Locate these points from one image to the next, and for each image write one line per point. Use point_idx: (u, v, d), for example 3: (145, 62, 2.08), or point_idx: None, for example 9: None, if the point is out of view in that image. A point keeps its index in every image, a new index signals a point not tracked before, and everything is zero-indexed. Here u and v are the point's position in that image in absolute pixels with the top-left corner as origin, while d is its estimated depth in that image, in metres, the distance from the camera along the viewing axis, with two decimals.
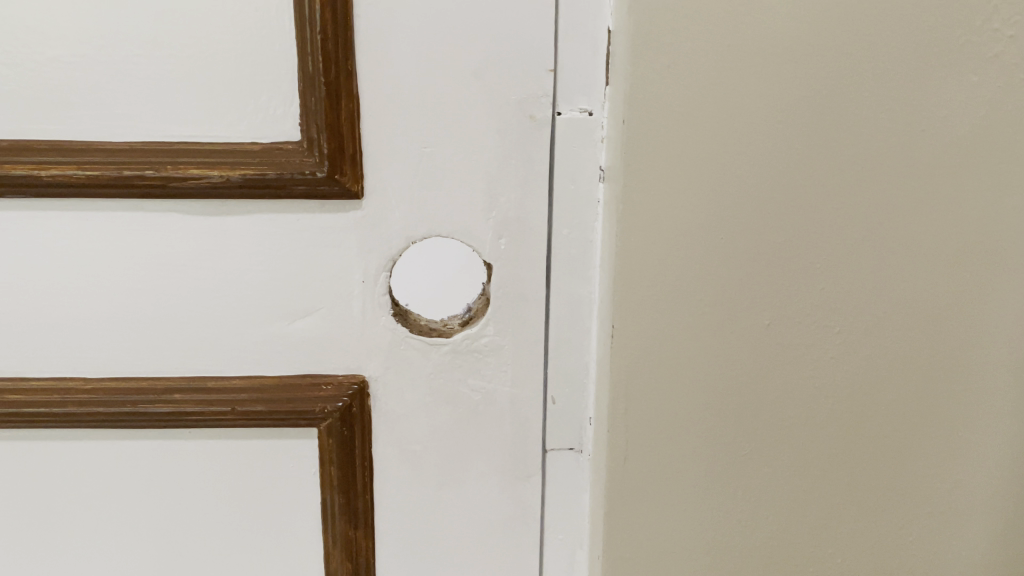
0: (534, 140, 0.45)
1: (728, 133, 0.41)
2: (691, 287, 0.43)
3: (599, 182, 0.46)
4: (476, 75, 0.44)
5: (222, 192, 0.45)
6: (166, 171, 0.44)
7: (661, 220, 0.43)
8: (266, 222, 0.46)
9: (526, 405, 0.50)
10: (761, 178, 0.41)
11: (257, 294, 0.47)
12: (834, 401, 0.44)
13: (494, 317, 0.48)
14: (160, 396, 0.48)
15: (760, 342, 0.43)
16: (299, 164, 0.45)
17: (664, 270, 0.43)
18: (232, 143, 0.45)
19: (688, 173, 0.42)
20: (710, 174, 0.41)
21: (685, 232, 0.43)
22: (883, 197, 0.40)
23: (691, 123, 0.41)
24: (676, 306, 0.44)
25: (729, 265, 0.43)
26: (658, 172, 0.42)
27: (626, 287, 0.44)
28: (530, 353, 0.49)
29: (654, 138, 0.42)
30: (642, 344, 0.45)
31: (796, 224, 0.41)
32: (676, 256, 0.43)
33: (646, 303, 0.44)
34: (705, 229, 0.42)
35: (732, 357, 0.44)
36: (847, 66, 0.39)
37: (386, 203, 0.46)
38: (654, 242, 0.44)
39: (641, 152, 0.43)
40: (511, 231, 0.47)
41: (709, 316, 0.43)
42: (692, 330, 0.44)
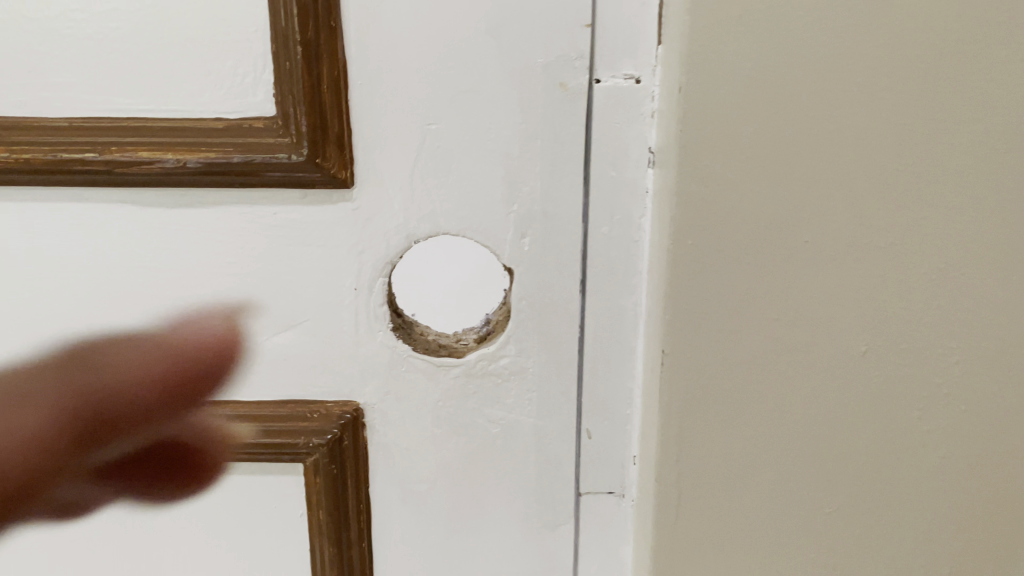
0: (566, 115, 0.36)
1: (817, 104, 0.31)
2: (765, 302, 0.34)
3: (648, 167, 0.37)
4: (491, 32, 0.35)
5: (181, 179, 0.36)
6: (110, 153, 0.36)
7: (727, 218, 0.33)
8: (237, 216, 0.37)
9: (555, 439, 0.41)
10: (861, 165, 0.32)
11: (229, 304, 0.39)
12: (949, 456, 0.34)
13: (516, 334, 0.39)
14: (116, 424, 0.40)
15: (856, 375, 0.34)
16: (271, 145, 0.36)
17: (732, 280, 0.34)
18: (190, 119, 0.36)
19: (763, 158, 0.32)
20: (794, 158, 0.32)
21: (759, 232, 0.33)
22: (1006, 191, 0.31)
23: (768, 94, 0.31)
24: (743, 326, 0.34)
25: (814, 276, 0.33)
26: (724, 155, 0.33)
27: (678, 298, 0.35)
28: (559, 377, 0.40)
29: (717, 110, 0.32)
30: (700, 372, 0.36)
31: (907, 224, 0.32)
32: (745, 262, 0.34)
33: (706, 319, 0.35)
34: (786, 228, 0.33)
35: (817, 391, 0.35)
36: (973, 13, 0.30)
37: (382, 195, 0.37)
38: (720, 245, 0.34)
39: (704, 126, 0.33)
40: (537, 228, 0.38)
41: (789, 340, 0.34)
42: (766, 357, 0.35)
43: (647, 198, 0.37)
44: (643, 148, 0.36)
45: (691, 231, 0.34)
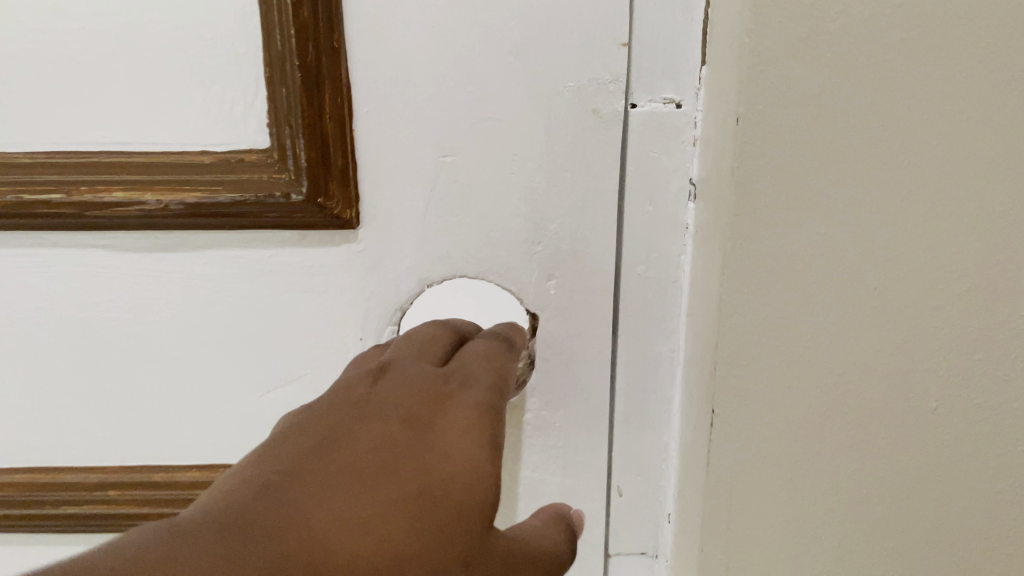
0: (598, 144, 0.32)
1: (893, 135, 0.28)
2: (827, 353, 0.30)
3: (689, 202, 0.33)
4: (516, 53, 0.31)
5: (161, 223, 0.32)
6: (79, 195, 0.31)
7: (787, 263, 0.30)
8: (226, 261, 0.33)
9: (584, 499, 0.37)
10: (938, 201, 0.28)
11: (218, 359, 0.34)
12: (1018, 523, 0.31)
13: (541, 386, 0.35)
14: (90, 494, 0.36)
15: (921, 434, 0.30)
16: (266, 183, 0.31)
17: (792, 331, 0.30)
18: (171, 153, 0.31)
19: (827, 193, 0.29)
20: (865, 195, 0.28)
21: (822, 278, 0.29)
22: None
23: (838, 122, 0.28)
24: (801, 382, 0.31)
25: (878, 325, 0.30)
26: (784, 190, 0.29)
27: (729, 352, 0.31)
28: (588, 431, 0.36)
29: (778, 140, 0.28)
30: (752, 433, 0.32)
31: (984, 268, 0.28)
32: (806, 309, 0.30)
33: (761, 377, 0.31)
34: (852, 273, 0.29)
35: (880, 451, 0.31)
36: None
37: (391, 235, 0.33)
38: (779, 291, 0.30)
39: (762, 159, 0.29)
40: (564, 270, 0.34)
41: (854, 396, 0.31)
42: (825, 414, 0.31)
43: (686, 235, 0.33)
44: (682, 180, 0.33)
45: (746, 281, 0.30)
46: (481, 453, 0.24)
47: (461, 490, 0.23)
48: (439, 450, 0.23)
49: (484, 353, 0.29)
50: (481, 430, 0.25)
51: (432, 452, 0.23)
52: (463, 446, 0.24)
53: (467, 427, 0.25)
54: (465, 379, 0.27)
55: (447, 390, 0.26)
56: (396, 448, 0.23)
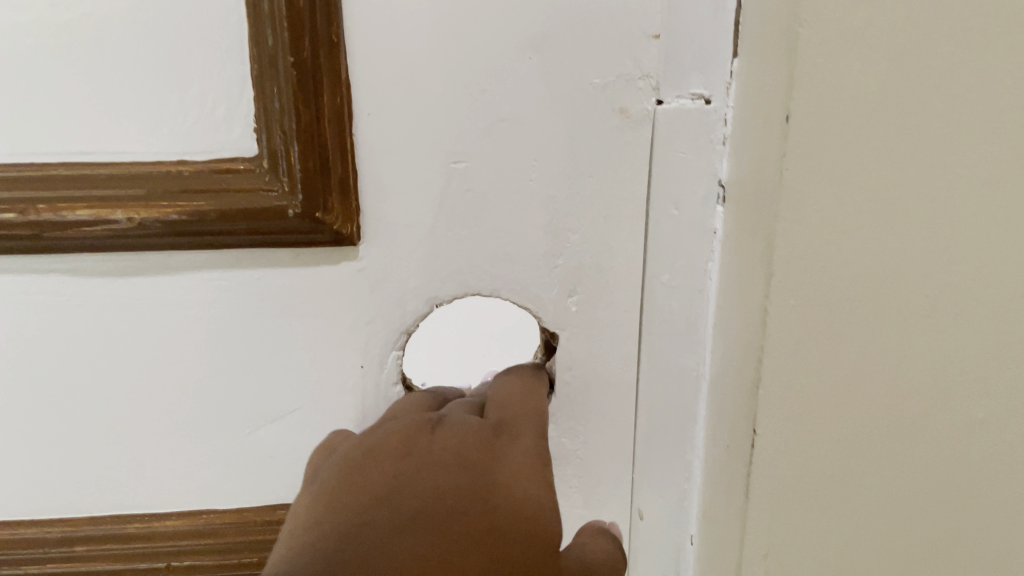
0: (625, 147, 0.29)
1: (980, 122, 0.21)
2: (908, 426, 0.23)
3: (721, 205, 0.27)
4: (536, 47, 0.28)
5: (133, 242, 0.28)
6: (36, 213, 0.27)
7: (860, 289, 0.22)
8: (207, 284, 0.29)
9: None
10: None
11: (200, 393, 0.30)
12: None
13: (560, 412, 0.32)
14: (52, 551, 0.31)
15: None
16: (255, 197, 0.27)
17: (865, 379, 0.23)
18: (145, 163, 0.27)
19: (907, 221, 0.22)
20: (949, 203, 0.21)
21: (904, 306, 0.22)
22: None
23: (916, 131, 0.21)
24: (879, 440, 0.23)
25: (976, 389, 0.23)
26: (850, 221, 0.22)
27: (784, 411, 0.23)
28: (610, 460, 0.33)
29: (834, 147, 0.21)
30: (812, 508, 0.24)
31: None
32: (879, 374, 0.23)
33: (825, 437, 0.23)
34: (942, 296, 0.22)
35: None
36: None
37: (395, 251, 0.29)
38: (841, 354, 0.23)
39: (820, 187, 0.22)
40: (587, 285, 0.31)
41: (944, 450, 0.23)
42: (915, 497, 0.24)
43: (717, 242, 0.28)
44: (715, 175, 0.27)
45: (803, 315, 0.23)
46: (542, 491, 0.25)
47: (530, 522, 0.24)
48: (505, 488, 0.24)
49: (522, 396, 0.28)
50: (538, 472, 0.25)
51: (498, 494, 0.24)
52: (526, 487, 0.25)
53: (527, 470, 0.25)
54: (509, 427, 0.27)
55: (495, 438, 0.26)
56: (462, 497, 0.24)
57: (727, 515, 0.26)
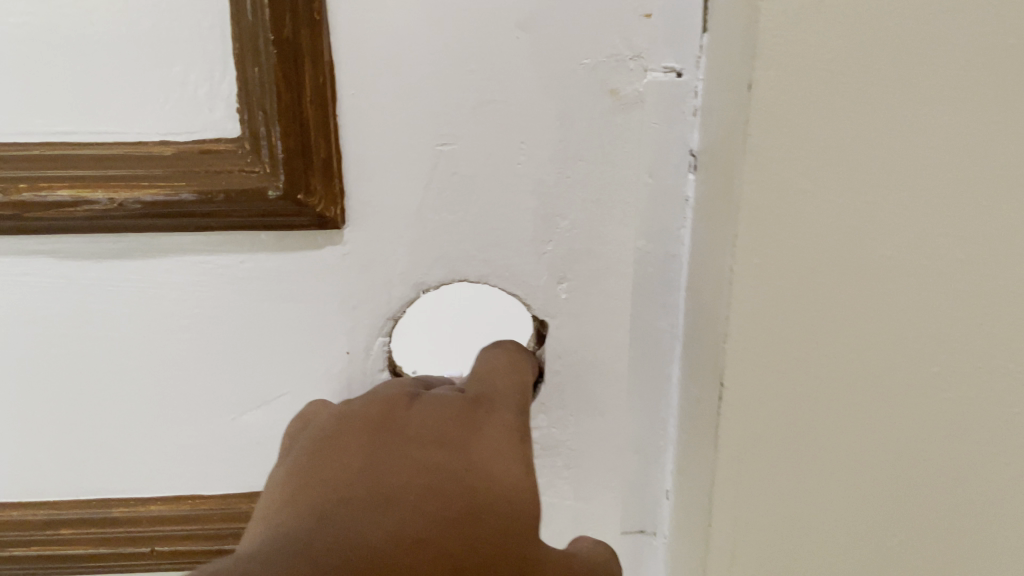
0: (616, 130, 0.28)
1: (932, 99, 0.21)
2: (851, 402, 0.25)
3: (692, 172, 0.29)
4: (524, 26, 0.27)
5: (115, 223, 0.27)
6: (17, 193, 0.26)
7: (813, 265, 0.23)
8: (190, 267, 0.29)
9: (598, 525, 0.33)
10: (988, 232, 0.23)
11: (185, 377, 0.30)
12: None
13: (550, 401, 0.31)
14: (43, 532, 0.32)
15: (971, 493, 0.25)
16: (237, 178, 0.27)
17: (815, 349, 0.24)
18: (127, 144, 0.27)
19: (858, 215, 0.22)
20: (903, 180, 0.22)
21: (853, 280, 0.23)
22: None
23: (869, 129, 0.22)
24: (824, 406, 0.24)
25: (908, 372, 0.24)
26: (809, 193, 0.22)
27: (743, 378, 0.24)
28: (602, 451, 0.32)
29: (800, 119, 0.21)
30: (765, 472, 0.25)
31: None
32: (828, 354, 0.24)
33: (775, 404, 0.24)
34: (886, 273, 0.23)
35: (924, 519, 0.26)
36: None
37: (380, 235, 0.29)
38: (793, 337, 0.24)
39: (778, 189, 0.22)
40: (577, 271, 0.30)
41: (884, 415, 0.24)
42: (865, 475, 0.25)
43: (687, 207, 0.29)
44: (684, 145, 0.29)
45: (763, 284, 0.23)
46: (520, 468, 0.24)
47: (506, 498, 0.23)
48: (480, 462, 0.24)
49: (505, 369, 0.28)
50: (515, 449, 0.25)
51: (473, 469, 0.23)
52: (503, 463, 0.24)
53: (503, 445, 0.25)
54: (487, 402, 0.26)
55: (475, 413, 0.26)
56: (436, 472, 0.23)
57: (702, 484, 0.26)
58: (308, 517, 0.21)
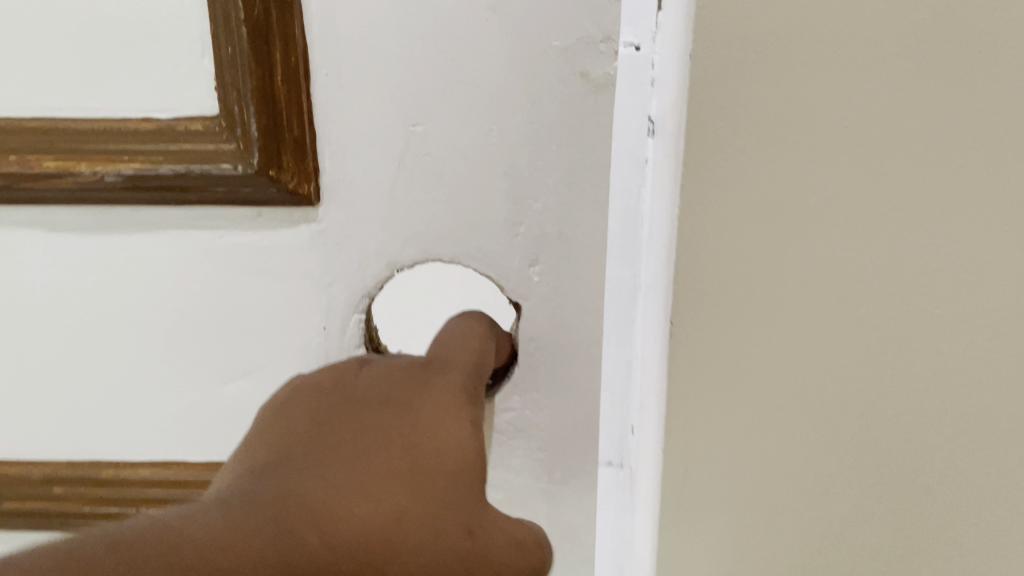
0: (586, 113, 0.28)
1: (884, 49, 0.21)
2: (789, 375, 0.25)
3: (649, 137, 0.29)
4: (493, 8, 0.27)
5: (100, 195, 0.29)
6: (8, 164, 0.28)
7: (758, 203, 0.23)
8: (173, 239, 0.30)
9: (573, 508, 0.33)
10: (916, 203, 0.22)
11: (169, 345, 0.31)
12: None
13: (524, 383, 0.32)
14: (34, 489, 0.33)
15: (920, 471, 0.25)
16: (213, 154, 0.28)
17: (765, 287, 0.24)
18: (110, 120, 0.28)
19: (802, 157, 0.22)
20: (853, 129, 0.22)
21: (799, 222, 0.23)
22: None
23: (798, 102, 0.22)
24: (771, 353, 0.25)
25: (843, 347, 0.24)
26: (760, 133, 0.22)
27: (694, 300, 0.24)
28: (576, 434, 0.32)
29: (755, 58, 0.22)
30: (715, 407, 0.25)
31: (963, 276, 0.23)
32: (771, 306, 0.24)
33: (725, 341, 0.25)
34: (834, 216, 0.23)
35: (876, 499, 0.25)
36: None
37: (354, 213, 0.29)
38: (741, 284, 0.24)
39: (705, 161, 0.23)
40: (549, 254, 0.30)
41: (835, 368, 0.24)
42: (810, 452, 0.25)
43: (647, 169, 0.30)
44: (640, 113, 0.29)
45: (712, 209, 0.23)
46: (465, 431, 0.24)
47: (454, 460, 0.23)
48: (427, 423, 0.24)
49: (464, 337, 0.28)
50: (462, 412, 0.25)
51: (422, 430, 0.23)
52: (451, 425, 0.24)
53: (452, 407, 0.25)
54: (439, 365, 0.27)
55: (425, 375, 0.26)
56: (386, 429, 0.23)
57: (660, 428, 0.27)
58: (236, 468, 0.21)
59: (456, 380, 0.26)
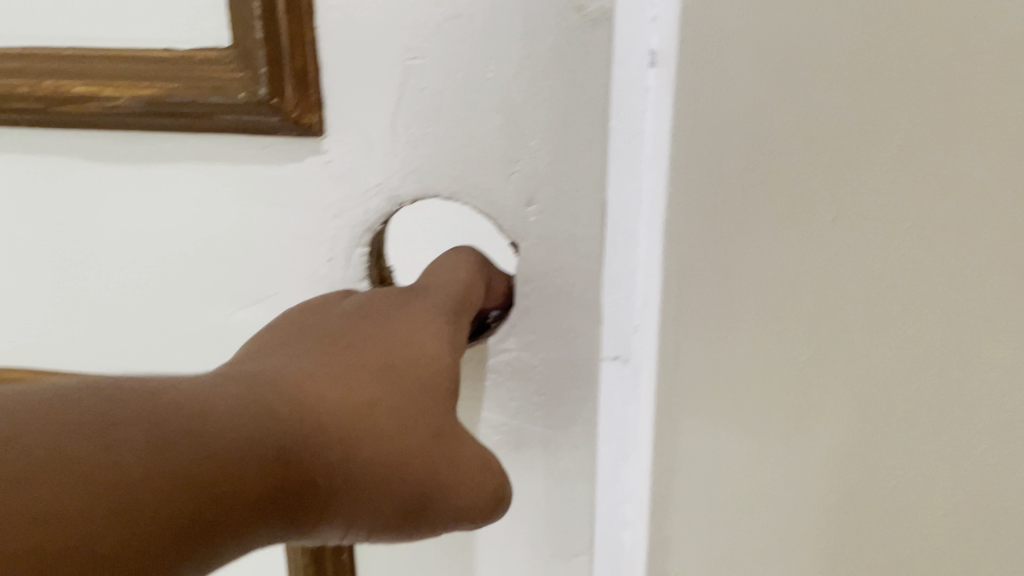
0: (583, 48, 0.28)
1: None
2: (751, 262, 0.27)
3: (652, 66, 0.31)
4: None
5: (123, 121, 0.30)
6: (42, 88, 0.30)
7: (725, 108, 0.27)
8: (190, 166, 0.31)
9: (568, 453, 0.33)
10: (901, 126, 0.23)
11: (188, 268, 0.33)
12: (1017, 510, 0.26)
13: (521, 324, 0.32)
14: None
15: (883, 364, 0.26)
16: (221, 82, 0.29)
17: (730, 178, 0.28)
18: (134, 48, 0.29)
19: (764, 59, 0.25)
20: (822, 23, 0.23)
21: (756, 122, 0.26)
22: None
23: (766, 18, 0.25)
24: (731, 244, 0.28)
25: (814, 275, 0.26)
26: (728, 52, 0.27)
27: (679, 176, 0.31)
28: (573, 380, 0.32)
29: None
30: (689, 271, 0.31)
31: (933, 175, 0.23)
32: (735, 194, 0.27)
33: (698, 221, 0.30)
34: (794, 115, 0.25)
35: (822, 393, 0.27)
36: None
37: (358, 145, 0.30)
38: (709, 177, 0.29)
39: (691, 64, 0.29)
40: (546, 193, 0.30)
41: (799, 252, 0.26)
42: (779, 345, 0.28)
43: (647, 96, 0.32)
44: (645, 42, 0.31)
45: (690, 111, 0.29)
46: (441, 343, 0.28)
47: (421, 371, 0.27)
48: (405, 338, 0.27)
49: (449, 268, 0.31)
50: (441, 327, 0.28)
51: (402, 341, 0.27)
52: (429, 336, 0.28)
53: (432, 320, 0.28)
54: (423, 289, 0.30)
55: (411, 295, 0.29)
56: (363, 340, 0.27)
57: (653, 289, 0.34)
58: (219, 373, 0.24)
59: (443, 307, 0.29)
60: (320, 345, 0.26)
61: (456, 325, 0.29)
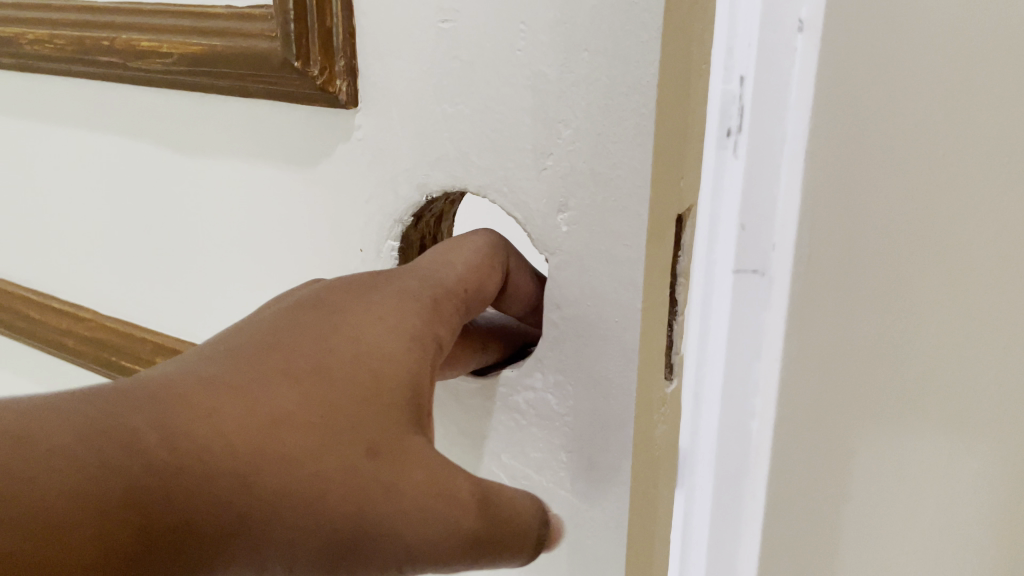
0: (628, 11, 0.21)
1: None
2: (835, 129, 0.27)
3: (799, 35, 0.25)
4: None
5: (183, 81, 0.29)
6: (119, 43, 0.30)
7: None
8: (242, 134, 0.29)
9: (596, 533, 0.26)
10: None
11: (242, 241, 0.31)
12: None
13: (547, 359, 0.25)
14: (146, 356, 0.35)
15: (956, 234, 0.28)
16: (252, 41, 0.27)
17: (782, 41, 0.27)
18: (195, 5, 0.28)
19: None
20: None
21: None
22: None
23: None
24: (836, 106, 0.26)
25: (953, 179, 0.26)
26: None
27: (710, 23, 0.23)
28: (603, 442, 0.25)
29: None
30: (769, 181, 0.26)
31: None
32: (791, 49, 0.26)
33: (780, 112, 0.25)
34: None
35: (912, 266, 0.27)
36: None
37: (389, 121, 0.26)
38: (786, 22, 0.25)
39: None
40: (581, 198, 0.23)
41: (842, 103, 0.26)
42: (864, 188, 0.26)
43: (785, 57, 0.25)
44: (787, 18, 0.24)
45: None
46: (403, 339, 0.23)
47: (373, 374, 0.22)
48: (353, 336, 0.22)
49: (457, 242, 0.27)
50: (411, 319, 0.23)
51: (350, 340, 0.22)
52: (387, 332, 0.23)
53: (396, 312, 0.23)
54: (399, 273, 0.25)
55: (381, 278, 0.25)
56: (297, 336, 0.22)
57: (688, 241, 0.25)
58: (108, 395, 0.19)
59: (417, 290, 0.24)
60: (247, 349, 0.21)
61: (435, 308, 0.24)
